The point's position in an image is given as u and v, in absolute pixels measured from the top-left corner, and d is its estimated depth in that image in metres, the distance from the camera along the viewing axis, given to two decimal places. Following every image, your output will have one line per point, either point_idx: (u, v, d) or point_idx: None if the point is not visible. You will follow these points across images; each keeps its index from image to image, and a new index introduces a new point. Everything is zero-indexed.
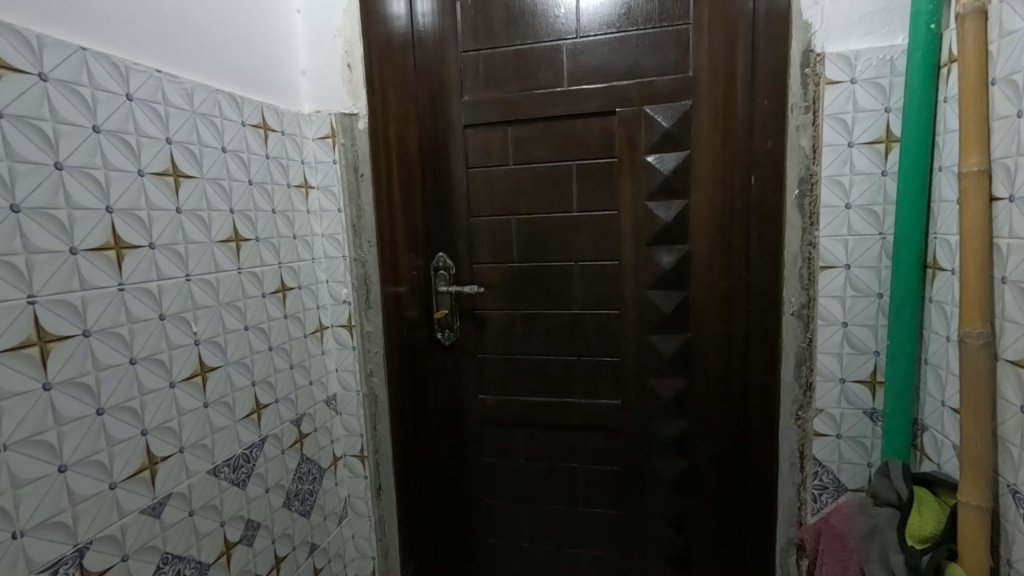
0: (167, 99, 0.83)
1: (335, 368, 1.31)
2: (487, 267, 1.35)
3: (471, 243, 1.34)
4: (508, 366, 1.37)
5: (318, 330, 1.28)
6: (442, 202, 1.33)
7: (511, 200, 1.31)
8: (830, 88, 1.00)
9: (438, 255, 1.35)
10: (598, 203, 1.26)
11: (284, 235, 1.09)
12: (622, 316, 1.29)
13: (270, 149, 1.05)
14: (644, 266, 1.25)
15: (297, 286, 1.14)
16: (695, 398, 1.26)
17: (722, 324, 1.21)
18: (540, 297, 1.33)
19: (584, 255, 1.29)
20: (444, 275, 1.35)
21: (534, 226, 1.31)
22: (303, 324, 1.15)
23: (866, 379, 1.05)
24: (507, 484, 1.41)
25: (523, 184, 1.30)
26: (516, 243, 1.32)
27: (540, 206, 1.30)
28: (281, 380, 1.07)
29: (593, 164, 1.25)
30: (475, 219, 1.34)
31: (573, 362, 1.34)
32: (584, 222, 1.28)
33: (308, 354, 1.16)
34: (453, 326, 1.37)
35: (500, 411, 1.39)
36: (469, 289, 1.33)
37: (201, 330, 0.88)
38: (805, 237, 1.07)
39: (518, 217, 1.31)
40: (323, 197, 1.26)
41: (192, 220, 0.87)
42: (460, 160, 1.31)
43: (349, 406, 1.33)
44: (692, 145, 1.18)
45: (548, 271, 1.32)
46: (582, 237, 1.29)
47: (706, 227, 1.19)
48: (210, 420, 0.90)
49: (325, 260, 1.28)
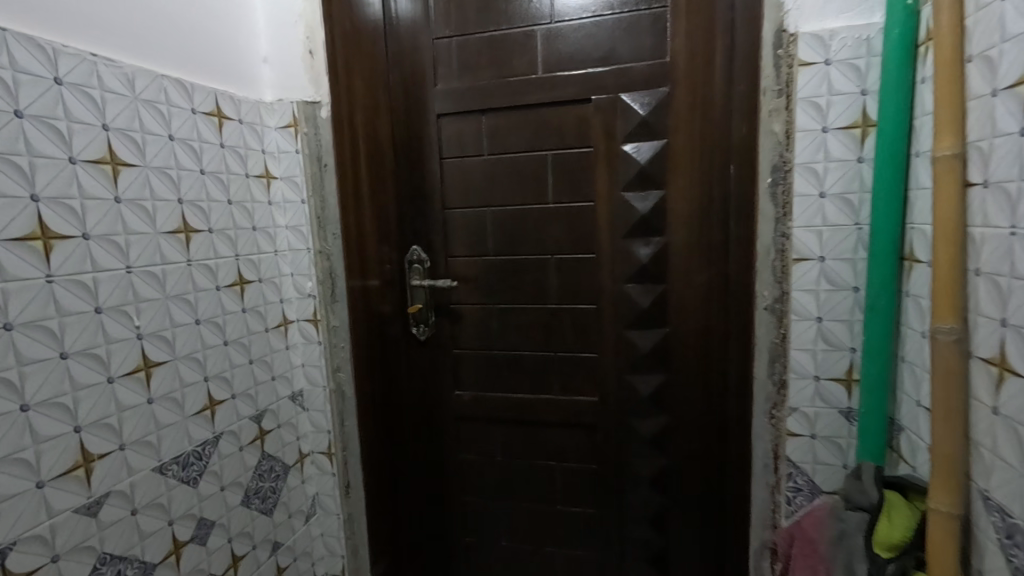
0: (102, 82, 0.80)
1: (301, 363, 1.27)
2: (462, 260, 1.32)
3: (446, 236, 1.31)
4: (483, 361, 1.34)
5: (281, 324, 1.23)
6: (415, 193, 1.30)
7: (486, 191, 1.28)
8: (804, 70, 0.94)
9: (413, 248, 1.31)
10: (573, 194, 1.23)
11: (241, 227, 1.07)
12: (599, 310, 1.25)
13: (224, 138, 1.03)
14: (620, 259, 1.21)
15: (257, 279, 1.13)
16: (673, 395, 1.22)
17: (700, 319, 1.17)
18: (514, 290, 1.30)
19: (559, 248, 1.26)
20: (418, 269, 1.31)
21: (506, 218, 1.28)
22: (262, 318, 1.13)
23: (842, 377, 0.99)
24: (483, 482, 1.38)
25: (496, 175, 1.27)
26: (490, 236, 1.29)
27: (515, 197, 1.26)
28: (238, 375, 1.05)
29: (568, 153, 1.21)
30: (450, 211, 1.30)
31: (549, 357, 1.30)
32: (559, 213, 1.24)
33: (268, 348, 1.15)
34: (428, 321, 1.34)
35: (475, 407, 1.36)
36: (443, 283, 1.30)
37: (144, 324, 0.86)
38: (778, 228, 1.01)
39: (492, 209, 1.28)
40: (285, 187, 1.22)
41: (133, 210, 0.85)
42: (434, 150, 1.28)
43: (316, 402, 1.29)
44: (669, 134, 1.14)
45: (522, 264, 1.28)
46: (557, 229, 1.25)
47: (684, 218, 1.15)
48: (156, 416, 0.88)
49: (285, 253, 1.23)
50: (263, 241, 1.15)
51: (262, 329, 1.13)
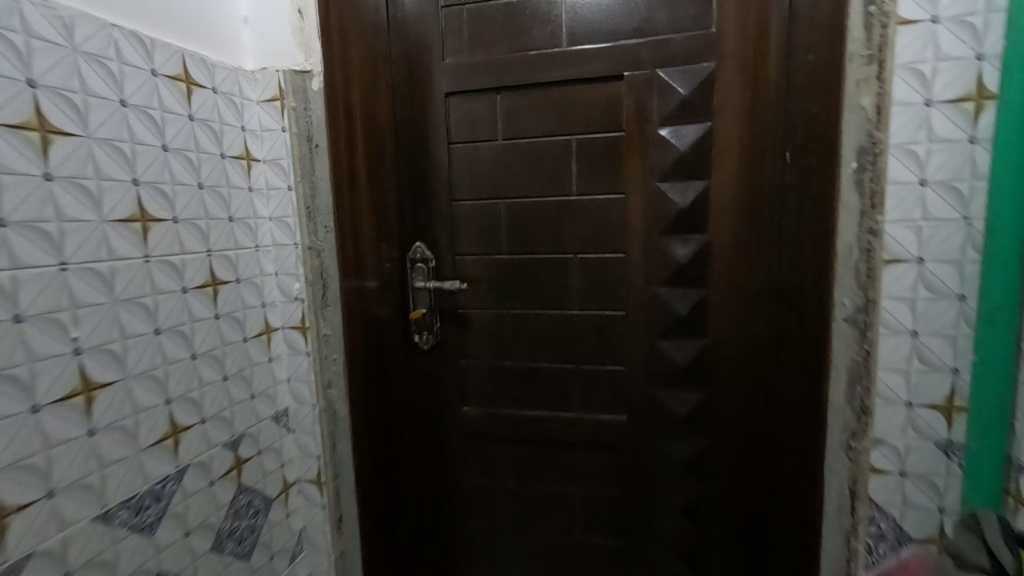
0: (27, 26, 0.64)
1: (286, 378, 1.09)
2: (472, 258, 1.16)
3: (453, 231, 1.16)
4: (494, 374, 1.19)
5: (263, 334, 1.04)
6: (422, 183, 1.15)
7: (500, 181, 1.12)
8: (904, 28, 0.77)
9: (416, 245, 1.16)
10: (601, 184, 1.07)
11: (216, 217, 0.92)
12: (628, 317, 1.10)
13: (193, 110, 0.88)
14: (654, 259, 1.06)
15: (235, 279, 0.97)
16: (713, 415, 1.07)
17: (745, 327, 1.02)
18: (530, 294, 1.14)
19: (584, 246, 1.10)
20: (421, 269, 1.16)
21: (522, 212, 1.12)
22: (240, 325, 0.98)
23: (942, 406, 0.81)
24: (492, 510, 1.23)
25: (510, 162, 1.11)
26: (504, 232, 1.14)
27: (532, 188, 1.11)
28: (207, 396, 0.89)
29: (595, 137, 1.06)
30: (458, 203, 1.15)
31: (569, 370, 1.15)
32: (585, 206, 1.09)
33: (246, 360, 0.99)
34: (432, 328, 1.18)
35: (485, 425, 1.21)
36: (450, 286, 1.14)
37: (84, 335, 0.70)
38: (864, 222, 0.85)
39: (506, 201, 1.13)
40: (269, 172, 1.04)
41: (70, 190, 0.69)
42: (441, 134, 1.13)
43: (305, 423, 1.10)
44: (714, 116, 1.00)
45: (541, 264, 1.13)
46: (582, 224, 1.09)
47: (730, 212, 1.01)
48: (100, 451, 0.72)
49: (267, 250, 1.05)
50: (243, 234, 0.99)
51: (241, 337, 0.97)
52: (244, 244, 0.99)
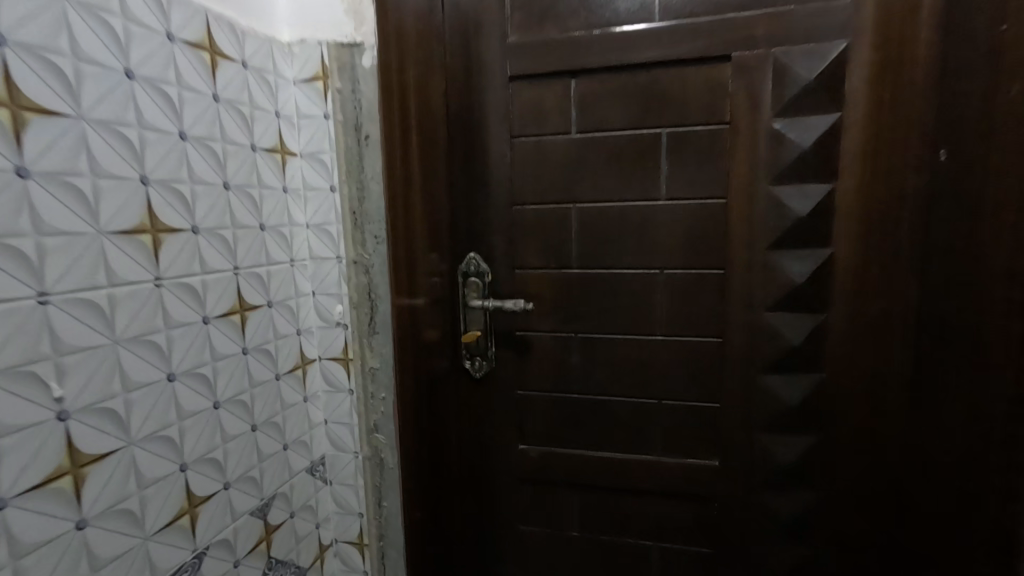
0: None
1: (324, 419, 0.94)
2: (535, 272, 0.99)
3: (514, 241, 0.98)
4: (560, 409, 1.01)
5: (296, 368, 0.88)
6: (479, 183, 0.98)
7: (573, 181, 0.95)
8: None
9: (470, 256, 0.99)
10: (697, 187, 0.90)
11: (247, 226, 0.76)
12: (724, 346, 0.92)
13: (219, 88, 0.71)
14: (761, 277, 0.89)
15: (268, 302, 0.81)
16: (828, 464, 0.90)
17: (875, 360, 0.86)
18: (606, 316, 0.97)
19: (673, 260, 0.93)
20: (474, 285, 0.99)
21: (598, 219, 0.95)
22: (273, 360, 0.82)
23: None
24: (550, 564, 1.06)
25: (585, 159, 0.94)
26: (574, 242, 0.96)
27: (611, 191, 0.93)
28: (232, 454, 0.75)
29: (693, 131, 0.89)
30: (519, 207, 0.97)
31: (648, 406, 0.98)
32: (678, 212, 0.91)
33: (278, 403, 0.83)
34: (487, 354, 1.01)
35: (548, 468, 1.03)
36: (512, 306, 0.97)
37: (70, 395, 0.55)
38: None
39: (578, 206, 0.95)
40: (308, 170, 0.86)
41: (53, 187, 0.53)
42: (502, 126, 0.96)
43: (345, 473, 0.96)
44: (845, 105, 0.82)
45: (620, 282, 0.95)
46: (671, 233, 0.92)
47: (856, 223, 0.84)
48: (91, 545, 0.57)
49: (303, 263, 0.88)
50: (278, 247, 0.83)
51: (272, 374, 0.82)
52: (281, 257, 0.83)
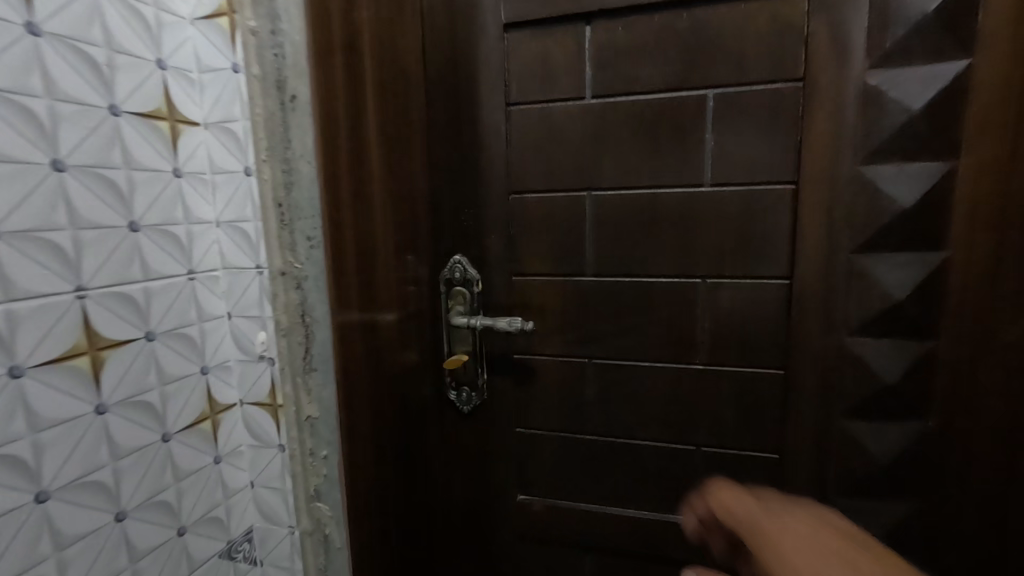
0: None
1: (249, 482, 0.72)
2: (539, 280, 0.77)
3: (512, 240, 0.77)
4: (572, 454, 0.80)
5: (198, 419, 0.66)
6: (468, 167, 0.76)
7: (588, 162, 0.72)
8: None
9: (454, 259, 0.78)
10: (757, 168, 0.66)
11: (101, 224, 0.55)
12: (787, 382, 0.69)
13: (38, 15, 0.49)
14: (843, 291, 0.65)
15: (149, 334, 0.60)
16: (934, 546, 0.67)
17: (1005, 406, 0.63)
18: (630, 338, 0.75)
19: (722, 267, 0.69)
20: (460, 296, 0.78)
21: (620, 211, 0.72)
22: (159, 417, 0.61)
23: None
24: None
25: (603, 134, 0.71)
26: (590, 242, 0.74)
27: (639, 174, 0.71)
28: (77, 564, 0.55)
29: (749, 92, 0.65)
30: (518, 197, 0.75)
31: (685, 455, 0.75)
32: (729, 202, 0.68)
33: (166, 474, 0.62)
34: (477, 384, 0.80)
35: (555, 530, 0.82)
36: (506, 325, 0.75)
37: None
38: None
39: (594, 193, 0.73)
40: (214, 147, 0.65)
41: None
42: (494, 92, 0.74)
43: (278, 553, 0.73)
44: (978, 50, 0.57)
45: (650, 294, 0.73)
46: (719, 231, 0.69)
47: (987, 218, 0.60)
48: None
49: (213, 276, 0.67)
50: (167, 258, 0.62)
51: (157, 436, 0.61)
52: (174, 265, 0.62)
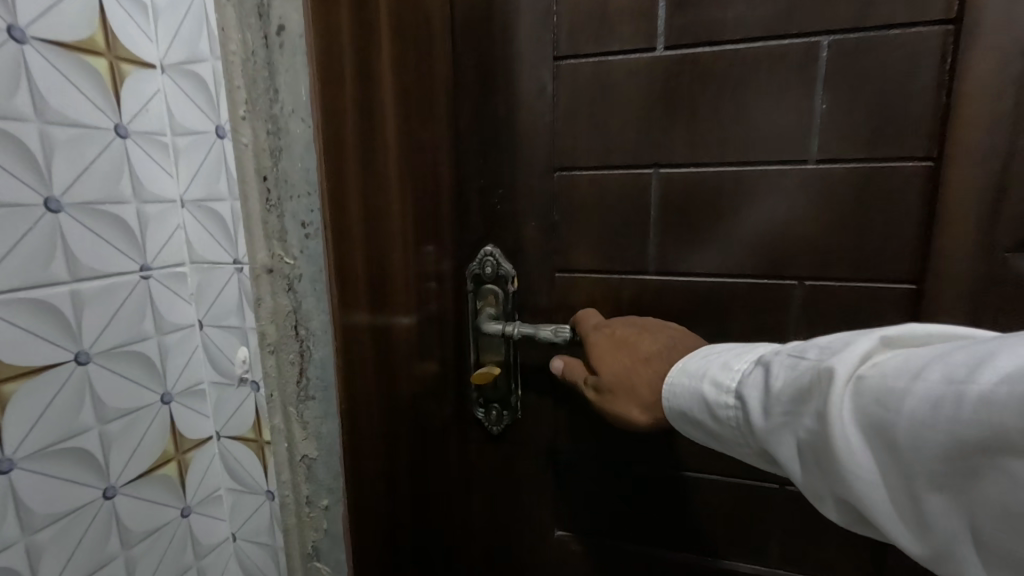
0: None
1: (230, 533, 0.71)
2: (588, 278, 0.62)
3: (555, 228, 0.62)
4: (622, 491, 0.65)
5: (160, 463, 0.61)
6: (504, 137, 0.62)
7: (656, 130, 0.57)
8: None
9: (483, 252, 0.64)
10: (885, 141, 0.51)
11: (14, 202, 0.46)
12: None
13: None
14: (989, 300, 0.50)
15: (83, 363, 0.53)
16: None
17: None
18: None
19: (828, 268, 0.55)
20: (491, 296, 0.64)
21: (691, 193, 0.57)
22: (102, 468, 0.55)
23: None
24: None
25: (678, 94, 0.56)
26: (653, 232, 0.59)
27: (721, 148, 0.56)
28: None
29: (881, 37, 0.50)
30: (565, 174, 0.61)
31: (768, 499, 0.60)
32: (842, 184, 0.53)
33: (111, 539, 0.57)
34: (509, 402, 0.66)
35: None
36: (550, 334, 0.61)
37: None
38: None
39: (661, 169, 0.58)
40: (172, 95, 0.58)
41: None
42: (539, 40, 0.59)
43: None
44: None
45: (730, 298, 0.58)
46: (825, 222, 0.54)
47: None
48: None
49: (178, 273, 0.62)
50: (115, 252, 0.55)
51: (100, 493, 0.55)
52: (125, 261, 0.56)
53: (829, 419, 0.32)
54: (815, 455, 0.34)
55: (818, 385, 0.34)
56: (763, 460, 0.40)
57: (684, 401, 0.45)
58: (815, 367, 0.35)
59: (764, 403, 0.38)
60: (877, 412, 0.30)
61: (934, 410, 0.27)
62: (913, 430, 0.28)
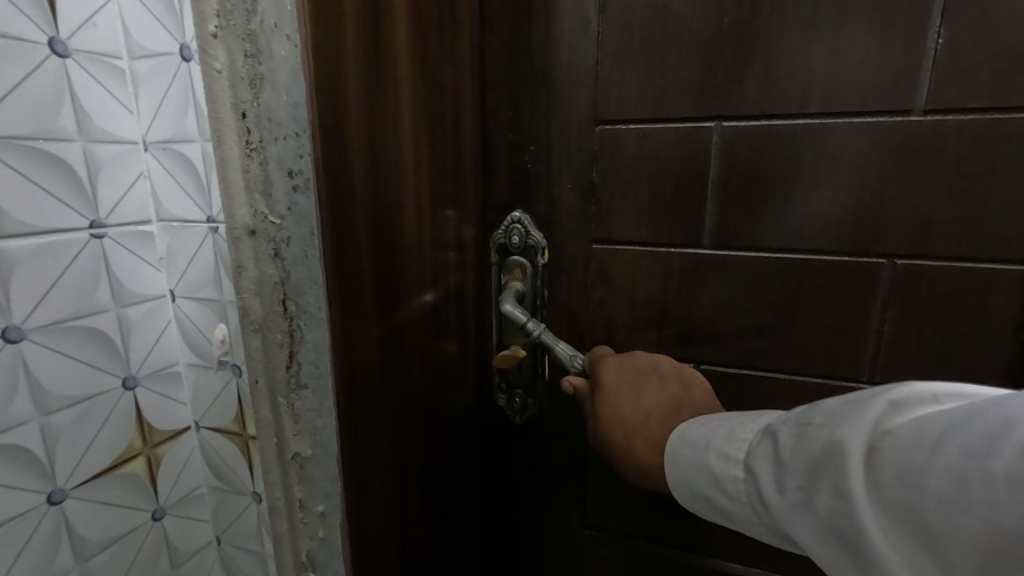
0: None
1: (214, 537, 0.67)
2: (631, 252, 0.53)
3: (594, 193, 0.53)
4: (654, 496, 0.58)
5: (125, 459, 0.57)
6: (538, 81, 0.52)
7: (719, 70, 0.46)
8: None
9: (510, 218, 0.56)
10: (1018, 85, 0.39)
11: None
12: None
13: None
14: None
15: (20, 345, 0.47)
16: None
17: None
18: (763, 342, 0.50)
19: (937, 245, 0.43)
20: (518, 269, 0.56)
21: (761, 152, 0.47)
22: (46, 472, 0.50)
23: None
24: None
25: (754, 21, 0.44)
26: (710, 199, 0.49)
27: (806, 96, 0.44)
28: None
29: None
30: (608, 127, 0.51)
31: None
32: (952, 142, 0.41)
33: (60, 551, 0.52)
34: (530, 392, 0.59)
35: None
36: (566, 358, 0.52)
37: None
38: None
39: (724, 123, 0.47)
40: (129, 10, 0.51)
41: None
42: None
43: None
44: None
45: (801, 277, 0.48)
46: (934, 185, 0.42)
47: None
48: None
49: (144, 233, 0.56)
50: (63, 210, 0.48)
51: (44, 498, 0.50)
52: (74, 220, 0.49)
53: (851, 494, 0.23)
54: (837, 544, 0.24)
55: (835, 457, 0.24)
56: (786, 546, 0.29)
57: (687, 474, 0.35)
58: (823, 433, 0.26)
59: (774, 482, 0.28)
60: (901, 492, 0.21)
61: (970, 490, 0.19)
62: (951, 517, 0.19)
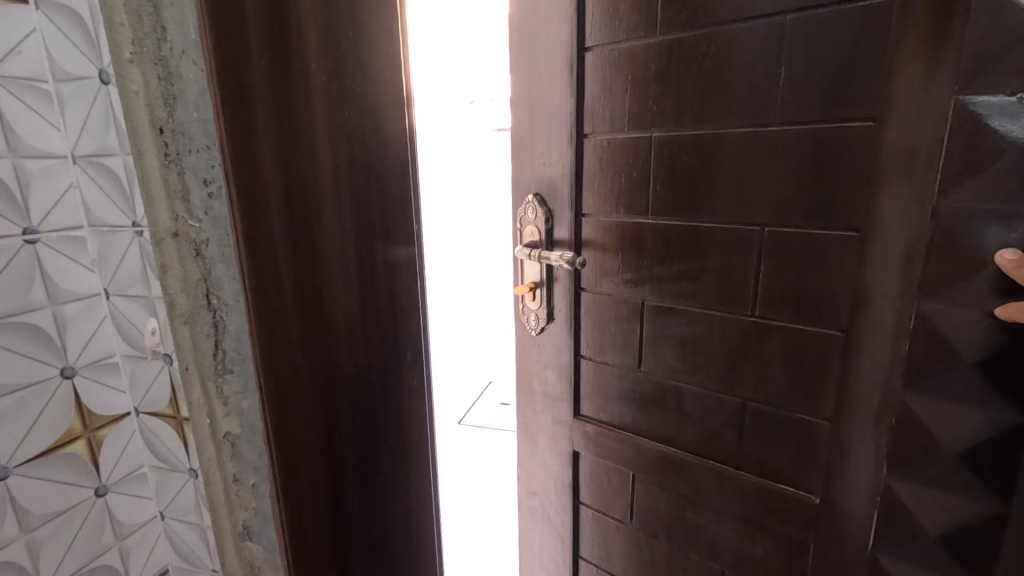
0: None
1: (158, 512, 0.74)
2: (602, 221, 0.77)
3: (580, 180, 0.77)
4: (607, 384, 0.83)
5: (64, 442, 0.64)
6: (539, 110, 0.78)
7: (651, 104, 0.68)
8: None
9: (529, 198, 0.82)
10: (835, 103, 0.55)
11: None
12: (879, 347, 0.56)
13: None
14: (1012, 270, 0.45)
15: None
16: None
17: None
18: (691, 286, 0.70)
19: (799, 216, 0.60)
20: (530, 232, 0.83)
21: (682, 152, 0.67)
22: None
23: None
24: (593, 518, 0.90)
25: (670, 75, 0.66)
26: (650, 187, 0.71)
27: (704, 111, 0.64)
28: None
29: (835, 12, 0.53)
30: (589, 139, 0.75)
31: (727, 384, 0.70)
32: (797, 141, 0.58)
33: (8, 519, 0.61)
34: (542, 301, 0.85)
35: (601, 495, 0.88)
36: (557, 258, 0.77)
37: None
38: None
39: (656, 135, 0.69)
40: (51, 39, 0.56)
41: None
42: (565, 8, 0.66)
43: (188, 550, 0.75)
44: None
45: (704, 244, 0.68)
46: (779, 177, 0.60)
47: None
48: None
49: (77, 238, 0.62)
50: None
51: None
52: (5, 224, 0.56)
53: None
54: None
55: None
56: None
57: None
58: None
59: None
60: None
61: None
62: None
